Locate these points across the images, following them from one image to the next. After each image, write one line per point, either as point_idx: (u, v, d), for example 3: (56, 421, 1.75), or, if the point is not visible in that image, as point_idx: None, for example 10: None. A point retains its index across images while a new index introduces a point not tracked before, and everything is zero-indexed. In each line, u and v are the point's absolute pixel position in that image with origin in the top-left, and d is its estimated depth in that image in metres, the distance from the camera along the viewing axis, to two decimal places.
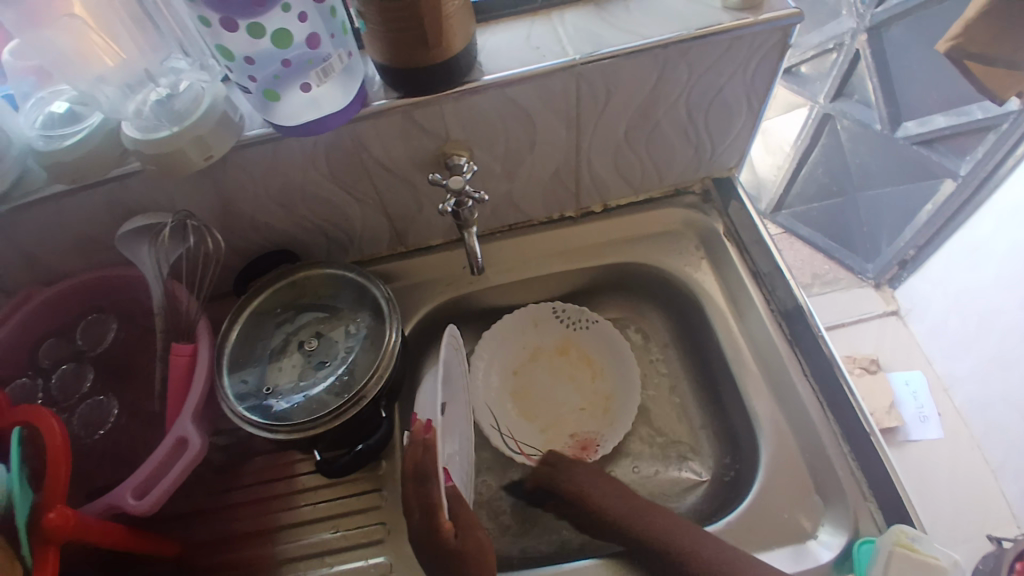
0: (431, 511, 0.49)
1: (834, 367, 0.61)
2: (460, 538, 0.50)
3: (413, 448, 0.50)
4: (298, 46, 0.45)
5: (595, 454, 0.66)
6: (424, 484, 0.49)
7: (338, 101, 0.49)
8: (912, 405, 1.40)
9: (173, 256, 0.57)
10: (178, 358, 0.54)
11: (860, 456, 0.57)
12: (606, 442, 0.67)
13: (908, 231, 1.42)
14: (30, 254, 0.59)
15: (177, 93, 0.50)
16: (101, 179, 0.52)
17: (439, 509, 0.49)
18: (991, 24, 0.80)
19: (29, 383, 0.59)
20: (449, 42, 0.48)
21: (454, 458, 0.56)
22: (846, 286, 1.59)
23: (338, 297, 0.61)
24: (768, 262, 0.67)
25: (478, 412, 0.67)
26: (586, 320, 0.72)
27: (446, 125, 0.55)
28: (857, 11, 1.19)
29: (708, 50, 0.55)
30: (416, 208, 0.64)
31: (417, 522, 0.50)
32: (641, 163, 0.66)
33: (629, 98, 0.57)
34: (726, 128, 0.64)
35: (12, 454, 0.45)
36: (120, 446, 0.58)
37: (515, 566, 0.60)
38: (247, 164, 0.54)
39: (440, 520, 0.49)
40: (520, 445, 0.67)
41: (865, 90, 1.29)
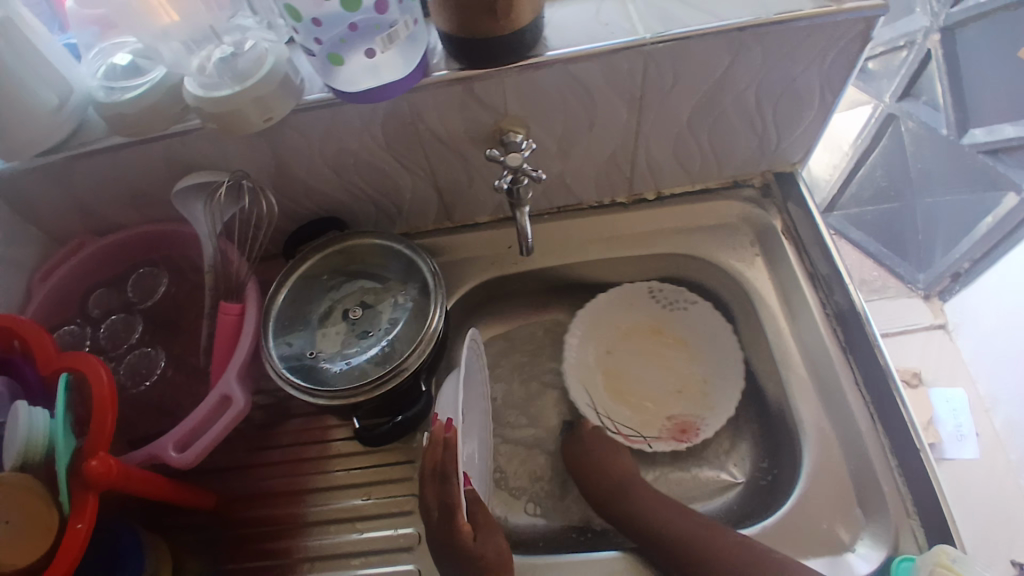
0: (450, 511, 0.49)
1: (890, 380, 0.58)
2: (479, 542, 0.49)
3: (433, 448, 0.49)
4: (366, 10, 0.45)
5: (696, 438, 0.65)
6: (445, 483, 0.48)
7: (399, 71, 0.48)
8: (950, 423, 1.36)
9: (227, 214, 0.58)
10: (227, 317, 0.55)
11: (908, 472, 0.55)
12: (708, 426, 0.65)
13: (965, 243, 1.35)
14: (86, 204, 0.60)
15: (241, 52, 0.49)
16: (160, 134, 0.52)
17: (457, 510, 0.49)
18: None
19: (77, 331, 0.61)
20: (516, 13, 0.47)
21: (474, 459, 0.56)
22: (893, 295, 1.54)
23: (386, 267, 0.61)
24: (828, 263, 0.64)
25: (573, 391, 0.68)
26: (684, 301, 0.70)
27: (505, 100, 0.54)
28: (931, 9, 1.15)
29: (786, 36, 0.52)
30: (467, 183, 0.63)
31: (434, 521, 0.50)
32: (700, 152, 0.64)
33: (697, 83, 0.55)
34: (794, 121, 0.61)
35: (58, 399, 0.46)
36: (165, 398, 0.59)
37: (541, 549, 0.60)
38: (304, 128, 0.53)
39: (458, 522, 0.49)
40: (618, 426, 0.66)
41: (934, 92, 1.23)
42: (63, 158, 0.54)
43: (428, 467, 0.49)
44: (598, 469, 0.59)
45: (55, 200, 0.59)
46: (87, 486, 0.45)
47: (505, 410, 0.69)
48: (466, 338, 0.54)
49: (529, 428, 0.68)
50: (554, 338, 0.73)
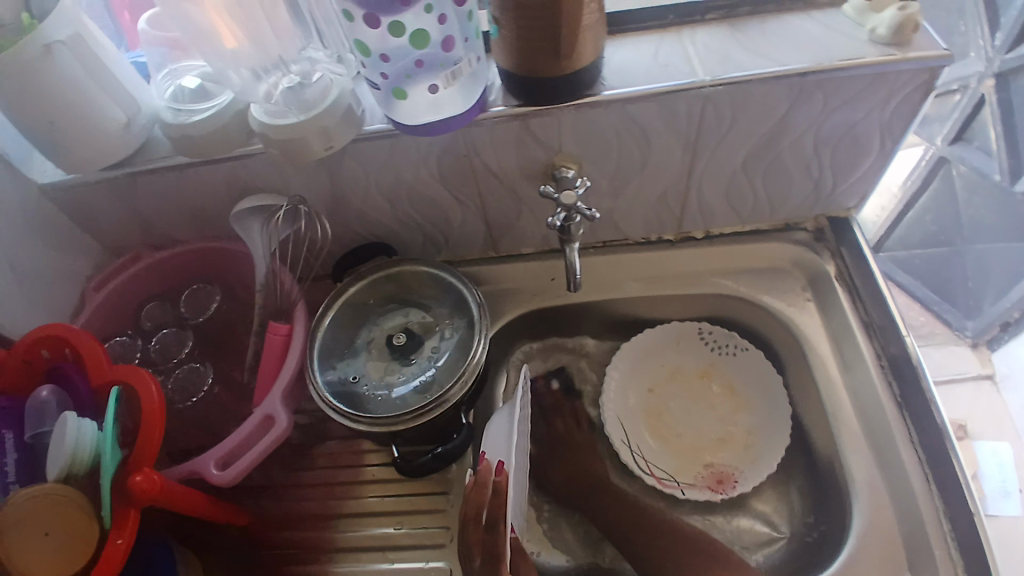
0: (495, 561, 0.49)
1: (946, 441, 0.56)
2: None
3: (478, 490, 0.50)
4: (433, 47, 0.46)
5: (732, 491, 0.63)
6: (491, 531, 0.49)
7: (459, 104, 0.49)
8: (996, 479, 1.33)
9: (282, 236, 0.59)
10: (275, 337, 0.55)
11: (961, 537, 0.53)
12: (746, 481, 0.63)
13: (1015, 293, 1.30)
14: (146, 218, 0.62)
15: (309, 83, 0.52)
16: (224, 157, 0.54)
17: (501, 560, 0.48)
18: None
19: (129, 342, 0.62)
20: (579, 54, 0.47)
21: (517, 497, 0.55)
22: (940, 342, 1.48)
23: (434, 296, 0.61)
24: (883, 313, 0.62)
25: (609, 423, 0.67)
26: (734, 347, 0.69)
27: (560, 138, 0.54)
28: (986, 55, 1.11)
29: (849, 84, 0.51)
30: (516, 216, 0.63)
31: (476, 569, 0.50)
32: (753, 195, 0.63)
33: (755, 128, 0.55)
34: (851, 168, 0.60)
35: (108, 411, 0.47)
36: (210, 415, 0.60)
37: None
38: (362, 157, 0.55)
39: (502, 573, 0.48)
40: (651, 466, 0.65)
41: (988, 138, 1.21)
42: (128, 174, 0.56)
43: (472, 512, 0.49)
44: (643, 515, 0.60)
45: (117, 213, 0.61)
46: (130, 501, 0.46)
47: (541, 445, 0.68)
48: (520, 381, 0.54)
49: None
50: (592, 374, 0.72)
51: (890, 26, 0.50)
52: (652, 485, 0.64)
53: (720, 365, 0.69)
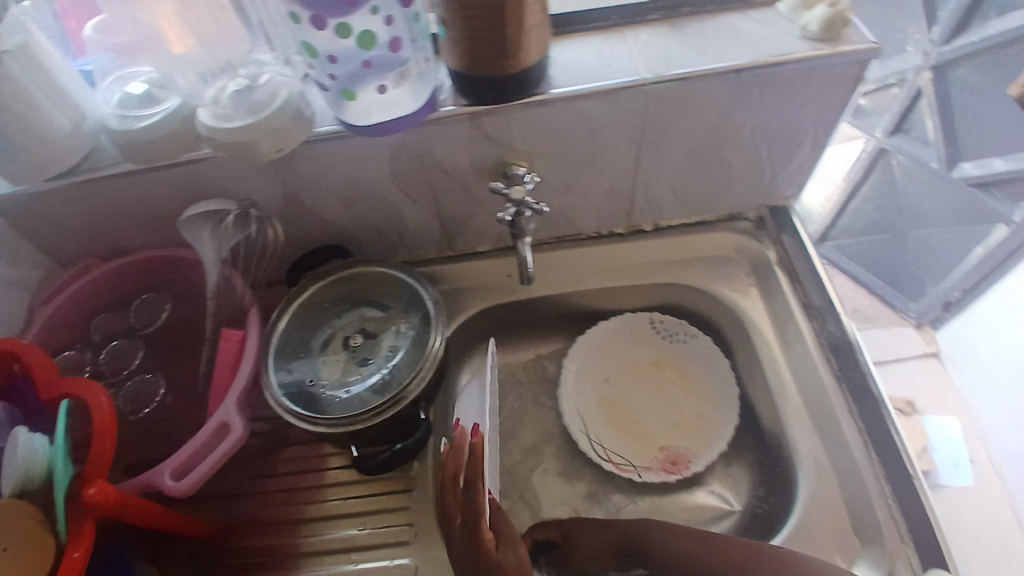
0: (474, 520, 0.49)
1: (883, 411, 0.59)
2: (502, 552, 0.49)
3: (456, 454, 0.50)
4: (380, 48, 0.47)
5: (686, 471, 0.65)
6: (469, 490, 0.49)
7: (408, 105, 0.48)
8: (946, 451, 1.46)
9: (233, 241, 0.59)
10: (228, 343, 0.56)
11: (902, 500, 0.56)
12: (698, 460, 0.65)
13: (953, 274, 1.40)
14: (94, 227, 0.61)
15: (257, 85, 0.51)
16: (173, 162, 0.54)
17: (481, 517, 0.49)
18: None
19: (76, 355, 0.61)
20: (524, 53, 0.48)
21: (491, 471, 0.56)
22: (886, 324, 1.62)
23: (390, 295, 0.62)
24: (822, 296, 0.66)
25: (568, 414, 0.68)
26: (683, 334, 0.71)
27: (510, 135, 0.55)
28: (924, 48, 1.18)
29: (781, 78, 0.54)
30: (470, 213, 0.64)
31: (456, 528, 0.50)
32: (698, 187, 0.65)
33: (694, 121, 0.57)
34: (788, 159, 0.63)
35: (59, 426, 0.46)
36: (163, 424, 0.60)
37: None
38: (314, 159, 0.55)
39: (481, 531, 0.49)
40: (610, 453, 0.67)
41: (924, 128, 1.27)
42: (74, 182, 0.55)
43: (449, 473, 0.50)
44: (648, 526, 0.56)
45: (63, 224, 0.60)
46: (86, 512, 0.45)
47: (506, 440, 0.69)
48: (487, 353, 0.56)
49: (527, 456, 0.68)
50: (552, 367, 0.73)
51: (821, 22, 0.53)
52: (610, 470, 0.65)
53: (673, 352, 0.72)
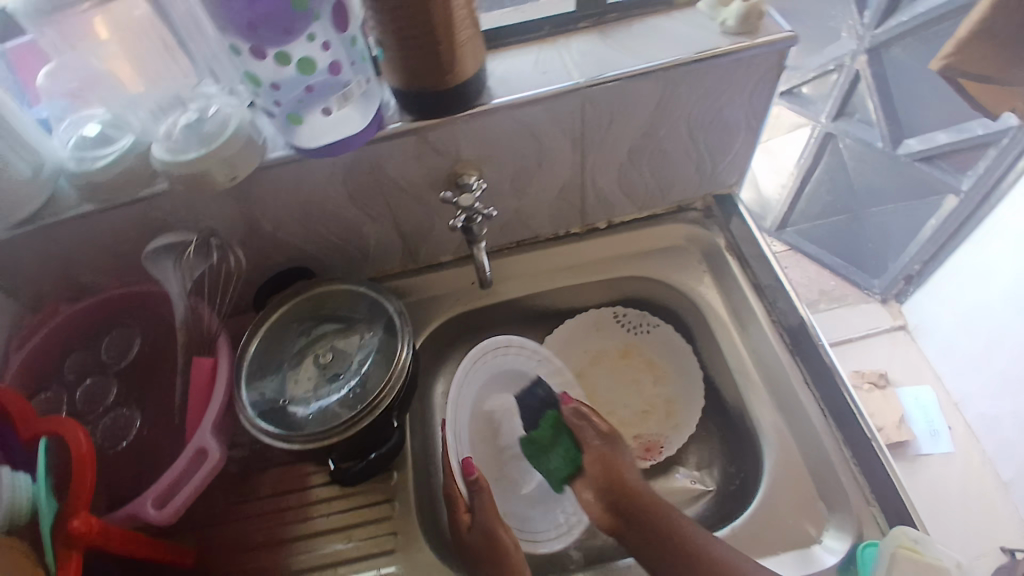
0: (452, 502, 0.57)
1: (837, 379, 0.62)
2: (473, 531, 0.56)
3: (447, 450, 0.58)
4: (321, 73, 0.49)
5: (660, 456, 0.69)
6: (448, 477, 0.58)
7: (358, 124, 0.51)
8: (923, 420, 1.50)
9: (196, 272, 0.61)
10: (200, 371, 0.57)
11: (863, 462, 0.58)
12: (671, 444, 0.69)
13: (913, 246, 1.53)
14: (60, 269, 0.62)
15: (206, 118, 0.53)
16: (131, 199, 0.55)
17: (455, 499, 0.57)
18: (987, 42, 0.86)
19: (53, 397, 0.61)
20: (460, 67, 0.51)
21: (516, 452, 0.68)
22: (853, 302, 1.72)
23: (355, 309, 0.63)
24: (768, 275, 0.68)
25: None
26: (647, 325, 0.74)
27: (457, 146, 0.58)
28: (857, 32, 1.29)
29: (706, 73, 0.57)
30: (429, 225, 0.67)
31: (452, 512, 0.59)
32: (645, 182, 0.68)
33: (631, 120, 0.60)
34: (725, 149, 0.67)
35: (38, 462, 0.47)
36: (142, 455, 0.61)
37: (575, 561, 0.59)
38: (270, 185, 0.57)
39: (456, 511, 0.57)
40: None
41: (866, 109, 1.40)
42: (38, 227, 0.56)
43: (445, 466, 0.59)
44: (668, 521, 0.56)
45: (31, 269, 0.61)
46: (70, 545, 0.46)
47: None
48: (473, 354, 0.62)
49: None
50: None
51: (737, 17, 0.56)
52: None
53: (637, 342, 0.75)
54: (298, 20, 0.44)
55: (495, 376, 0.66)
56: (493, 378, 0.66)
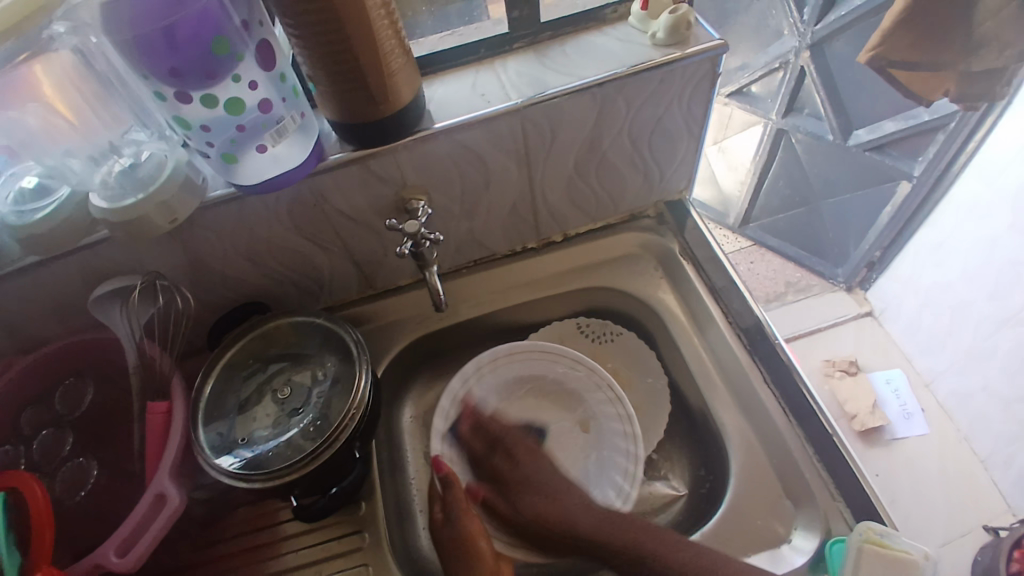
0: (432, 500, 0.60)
1: (794, 374, 0.63)
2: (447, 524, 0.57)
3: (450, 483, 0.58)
4: (252, 111, 0.48)
5: None
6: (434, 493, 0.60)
7: (297, 158, 0.52)
8: (896, 403, 1.53)
9: (144, 317, 0.59)
10: (154, 417, 0.55)
11: (824, 455, 0.59)
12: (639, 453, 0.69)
13: (872, 234, 1.59)
14: (9, 324, 0.61)
15: (141, 162, 0.52)
16: (72, 249, 0.54)
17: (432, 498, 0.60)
18: (906, 34, 0.97)
19: (10, 451, 0.60)
20: (394, 97, 0.51)
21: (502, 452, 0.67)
22: (819, 291, 1.77)
23: (306, 343, 0.63)
24: (723, 277, 0.69)
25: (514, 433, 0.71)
26: (610, 334, 0.75)
27: (402, 173, 0.58)
28: (798, 31, 1.32)
29: (643, 85, 0.58)
30: (383, 252, 0.67)
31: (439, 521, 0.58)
32: (594, 194, 0.69)
33: (573, 135, 0.61)
34: (670, 156, 0.68)
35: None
36: (100, 506, 0.60)
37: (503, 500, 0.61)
38: (214, 224, 0.56)
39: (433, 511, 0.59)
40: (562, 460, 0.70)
41: (815, 104, 1.44)
42: None
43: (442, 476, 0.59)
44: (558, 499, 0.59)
45: None
46: None
47: None
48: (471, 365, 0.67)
49: None
50: None
51: (666, 29, 0.57)
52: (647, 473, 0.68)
53: (601, 351, 0.75)
54: (223, 62, 0.44)
55: (514, 380, 0.69)
56: (507, 384, 0.69)
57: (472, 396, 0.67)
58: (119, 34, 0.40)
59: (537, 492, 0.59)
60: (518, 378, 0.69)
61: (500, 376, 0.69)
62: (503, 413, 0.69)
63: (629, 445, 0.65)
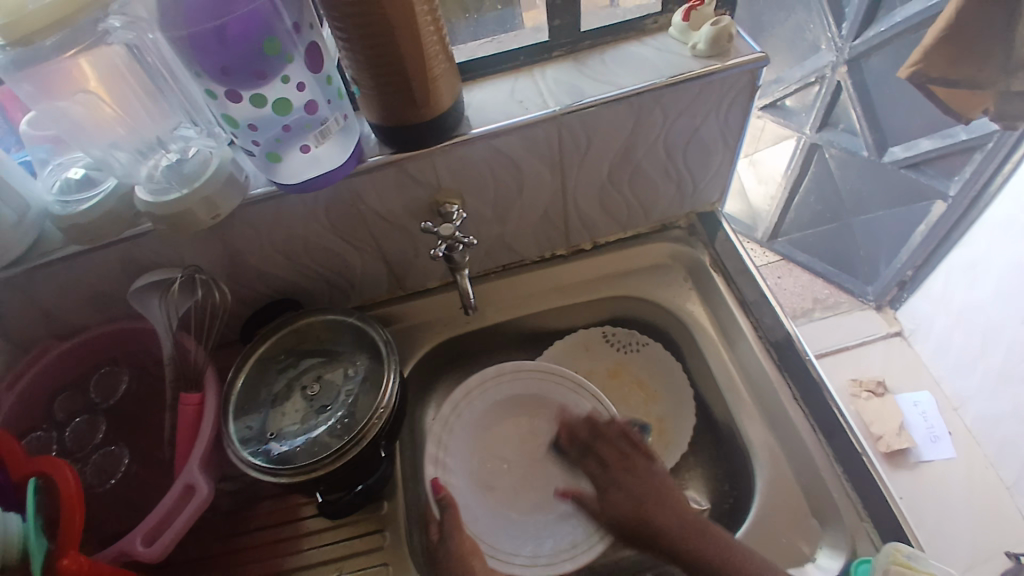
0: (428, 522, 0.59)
1: (823, 390, 0.62)
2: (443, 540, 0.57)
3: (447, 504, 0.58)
4: (297, 112, 0.49)
5: None
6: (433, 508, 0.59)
7: (338, 158, 0.53)
8: (923, 426, 1.50)
9: (182, 308, 0.61)
10: (187, 407, 0.57)
11: (852, 475, 0.58)
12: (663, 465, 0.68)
13: (904, 252, 1.56)
14: (52, 311, 0.62)
15: (186, 158, 0.54)
16: (116, 239, 0.56)
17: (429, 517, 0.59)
18: (946, 51, 0.95)
19: (44, 436, 0.61)
20: (436, 101, 0.51)
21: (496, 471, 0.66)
22: (847, 308, 1.74)
23: (337, 340, 0.64)
24: (754, 290, 0.69)
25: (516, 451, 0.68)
26: (636, 343, 0.75)
27: (437, 176, 0.58)
28: (835, 45, 1.32)
29: (680, 95, 0.58)
30: (414, 253, 0.68)
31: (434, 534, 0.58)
32: (626, 203, 0.69)
33: (608, 143, 0.61)
34: (704, 167, 0.67)
35: (29, 503, 0.47)
36: (130, 493, 0.61)
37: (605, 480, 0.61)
38: (252, 220, 0.57)
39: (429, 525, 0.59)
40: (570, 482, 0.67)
41: (849, 119, 1.42)
42: (25, 270, 0.57)
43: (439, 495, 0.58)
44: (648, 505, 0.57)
45: (21, 312, 0.61)
46: None
47: None
48: (455, 389, 0.66)
49: None
50: None
51: (707, 40, 0.57)
52: None
53: (626, 360, 0.74)
54: (271, 62, 0.45)
55: (497, 403, 0.68)
56: (495, 404, 0.68)
57: (455, 426, 0.66)
58: (173, 31, 0.42)
59: (629, 490, 0.58)
60: (508, 398, 0.68)
61: (481, 402, 0.67)
62: (493, 434, 0.68)
63: None
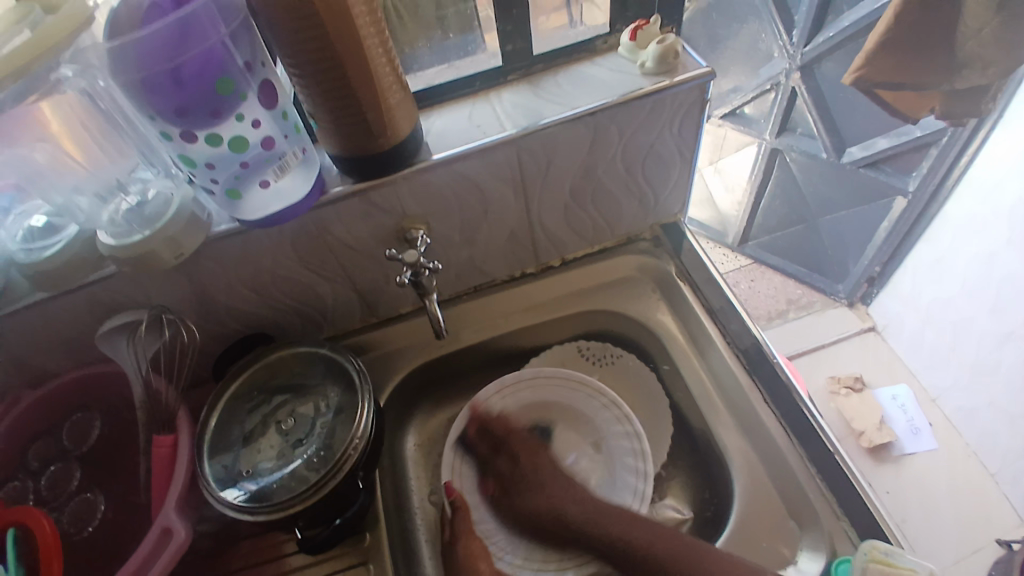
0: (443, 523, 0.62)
1: (794, 393, 0.63)
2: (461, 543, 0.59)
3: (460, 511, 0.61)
4: (255, 148, 0.50)
5: None
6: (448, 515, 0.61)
7: (299, 190, 0.53)
8: (903, 419, 1.52)
9: (151, 350, 0.60)
10: (160, 449, 0.57)
11: (827, 475, 0.59)
12: None
13: (870, 249, 1.60)
14: (19, 359, 0.62)
15: (148, 200, 0.54)
16: (82, 283, 0.56)
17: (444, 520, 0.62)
18: (891, 55, 1.00)
19: (19, 485, 0.60)
20: (393, 131, 0.52)
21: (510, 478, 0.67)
22: (820, 310, 1.76)
23: (310, 373, 0.63)
24: (720, 297, 0.70)
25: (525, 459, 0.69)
26: (611, 356, 0.75)
27: (401, 203, 0.59)
28: (787, 53, 1.37)
29: (634, 112, 0.59)
30: (384, 280, 0.68)
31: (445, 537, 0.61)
32: (591, 219, 0.71)
33: (568, 162, 0.62)
34: (663, 180, 0.69)
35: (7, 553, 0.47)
36: (108, 539, 0.60)
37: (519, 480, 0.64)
38: (219, 257, 0.58)
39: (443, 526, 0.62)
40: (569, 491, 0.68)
41: (807, 123, 1.48)
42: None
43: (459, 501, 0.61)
44: (557, 501, 0.62)
45: None
46: None
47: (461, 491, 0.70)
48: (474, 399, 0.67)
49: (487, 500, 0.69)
50: None
51: (654, 58, 0.59)
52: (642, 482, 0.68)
53: (602, 372, 0.75)
54: (226, 102, 0.46)
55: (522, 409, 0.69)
56: (515, 411, 0.69)
57: (480, 428, 0.67)
58: (125, 75, 0.42)
59: (539, 489, 0.63)
60: (526, 404, 0.69)
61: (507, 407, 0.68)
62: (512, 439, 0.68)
63: (638, 463, 0.64)
